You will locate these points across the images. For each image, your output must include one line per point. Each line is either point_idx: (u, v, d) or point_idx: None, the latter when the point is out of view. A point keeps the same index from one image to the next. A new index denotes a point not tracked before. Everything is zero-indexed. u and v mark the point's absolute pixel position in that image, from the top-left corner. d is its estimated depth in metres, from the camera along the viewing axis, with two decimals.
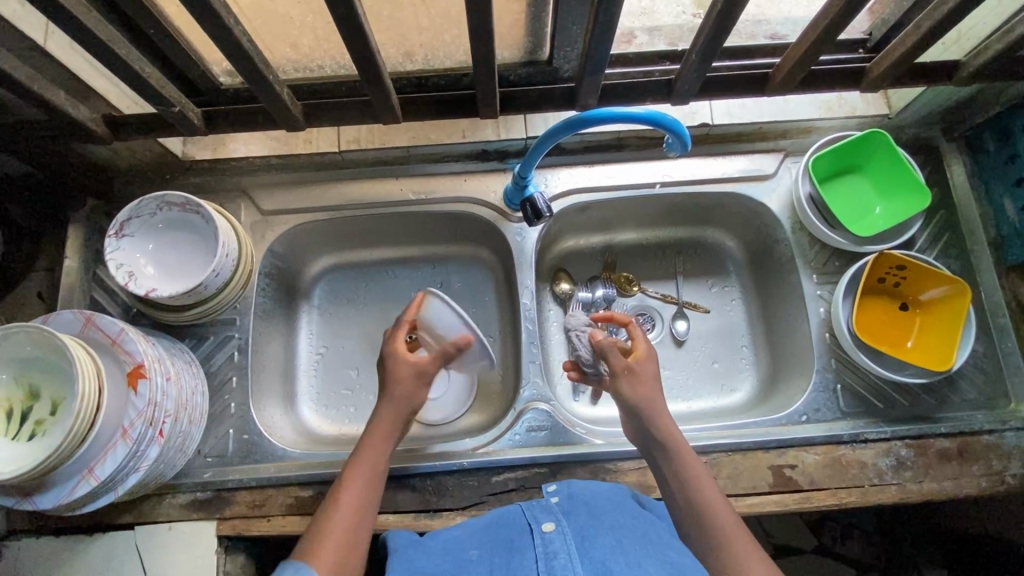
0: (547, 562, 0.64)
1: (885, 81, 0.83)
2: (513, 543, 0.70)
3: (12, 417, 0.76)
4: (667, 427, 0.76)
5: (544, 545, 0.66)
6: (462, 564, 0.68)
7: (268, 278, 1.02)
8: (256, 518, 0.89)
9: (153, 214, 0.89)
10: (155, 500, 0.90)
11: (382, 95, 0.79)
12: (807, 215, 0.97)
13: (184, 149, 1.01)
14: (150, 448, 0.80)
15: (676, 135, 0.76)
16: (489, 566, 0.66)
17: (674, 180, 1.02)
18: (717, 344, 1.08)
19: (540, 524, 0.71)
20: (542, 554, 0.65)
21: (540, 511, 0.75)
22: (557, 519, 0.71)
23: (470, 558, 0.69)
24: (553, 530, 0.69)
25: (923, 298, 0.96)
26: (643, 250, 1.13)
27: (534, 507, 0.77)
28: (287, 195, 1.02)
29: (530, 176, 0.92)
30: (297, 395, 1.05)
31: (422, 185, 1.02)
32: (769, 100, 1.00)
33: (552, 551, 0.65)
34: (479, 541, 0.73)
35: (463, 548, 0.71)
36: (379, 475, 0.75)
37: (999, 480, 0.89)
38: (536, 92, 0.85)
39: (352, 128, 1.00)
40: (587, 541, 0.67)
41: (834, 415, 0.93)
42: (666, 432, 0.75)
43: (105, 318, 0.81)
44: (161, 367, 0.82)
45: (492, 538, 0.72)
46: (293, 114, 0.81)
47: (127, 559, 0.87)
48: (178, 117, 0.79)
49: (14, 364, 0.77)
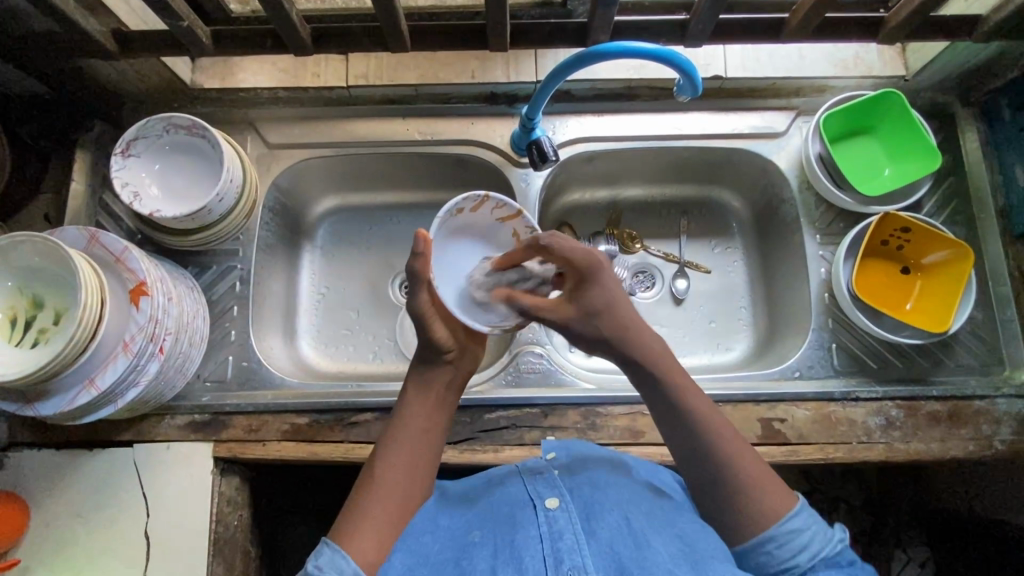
0: (554, 545, 0.59)
1: (902, 33, 0.82)
2: (516, 519, 0.64)
3: (15, 324, 0.78)
4: (658, 358, 0.71)
5: (548, 523, 0.62)
6: (466, 549, 0.61)
7: (272, 213, 1.02)
8: (252, 442, 0.91)
9: (159, 135, 0.90)
10: (154, 420, 0.91)
11: (393, 21, 0.78)
12: (815, 173, 0.97)
13: (192, 77, 0.99)
14: (150, 363, 0.81)
15: (687, 77, 0.76)
16: (495, 550, 0.60)
17: (684, 134, 1.01)
18: (715, 303, 1.08)
19: (543, 500, 0.65)
20: (548, 533, 0.61)
21: (541, 484, 0.69)
22: (561, 495, 0.66)
23: (473, 541, 0.63)
24: (557, 508, 0.64)
25: (925, 261, 0.95)
26: (648, 207, 1.13)
27: (534, 478, 0.71)
28: (293, 129, 1.01)
29: (537, 119, 0.91)
30: (297, 331, 1.06)
31: (429, 126, 1.02)
32: (786, 56, 0.99)
33: (558, 532, 0.61)
34: (480, 516, 0.67)
35: (464, 530, 0.65)
36: (427, 449, 0.70)
37: (987, 444, 0.89)
38: (548, 28, 0.84)
39: (361, 65, 1.00)
40: (594, 520, 0.62)
41: (826, 373, 0.94)
42: (662, 369, 0.70)
43: (109, 236, 0.82)
44: (163, 287, 0.83)
45: (493, 516, 0.66)
46: (302, 38, 0.81)
47: (125, 475, 0.89)
48: (188, 33, 0.79)
49: (21, 273, 0.79)
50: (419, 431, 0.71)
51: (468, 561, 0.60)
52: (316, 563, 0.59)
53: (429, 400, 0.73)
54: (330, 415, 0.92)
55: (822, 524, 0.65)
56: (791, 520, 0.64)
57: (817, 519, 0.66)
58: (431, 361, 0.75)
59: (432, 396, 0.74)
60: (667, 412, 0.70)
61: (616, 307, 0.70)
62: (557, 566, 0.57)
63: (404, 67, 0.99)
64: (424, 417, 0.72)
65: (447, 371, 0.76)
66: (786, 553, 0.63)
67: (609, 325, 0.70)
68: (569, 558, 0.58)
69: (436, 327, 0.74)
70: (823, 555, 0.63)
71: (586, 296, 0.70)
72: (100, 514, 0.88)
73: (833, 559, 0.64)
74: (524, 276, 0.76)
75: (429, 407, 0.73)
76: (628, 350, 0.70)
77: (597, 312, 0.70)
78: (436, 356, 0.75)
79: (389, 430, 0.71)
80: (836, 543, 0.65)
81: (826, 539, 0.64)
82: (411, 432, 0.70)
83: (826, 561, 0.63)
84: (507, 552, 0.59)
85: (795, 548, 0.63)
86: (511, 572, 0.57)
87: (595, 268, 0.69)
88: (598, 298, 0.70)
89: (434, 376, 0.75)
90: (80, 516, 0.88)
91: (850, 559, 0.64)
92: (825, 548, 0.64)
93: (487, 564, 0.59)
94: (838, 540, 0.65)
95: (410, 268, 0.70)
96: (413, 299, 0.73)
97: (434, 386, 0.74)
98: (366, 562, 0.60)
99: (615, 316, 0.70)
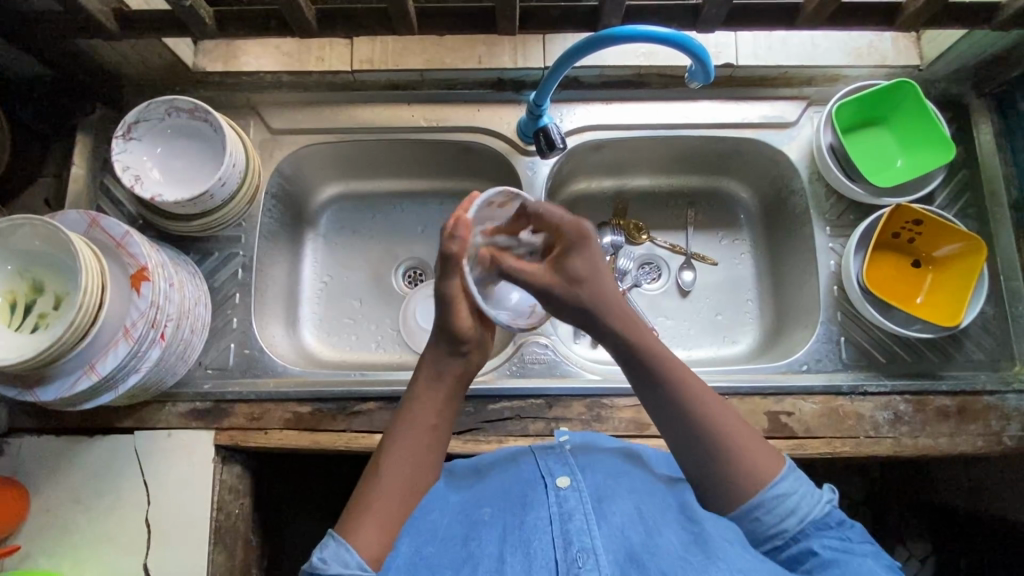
0: (563, 526, 0.59)
1: (919, 20, 0.81)
2: (527, 500, 0.63)
3: (15, 309, 0.77)
4: (644, 332, 0.69)
5: (558, 504, 0.62)
6: (476, 526, 0.62)
7: (275, 200, 1.01)
8: (254, 430, 0.90)
9: (161, 119, 0.89)
10: (155, 407, 0.91)
11: (399, 3, 0.76)
12: (827, 164, 0.95)
13: (195, 60, 0.98)
14: (152, 350, 0.80)
15: (700, 63, 0.75)
16: (503, 532, 0.60)
17: (693, 123, 0.99)
18: (722, 295, 1.07)
19: (554, 479, 0.65)
20: (558, 515, 0.61)
21: (551, 460, 0.68)
22: (572, 473, 0.65)
23: (482, 519, 0.62)
24: (568, 487, 0.63)
25: (937, 254, 0.94)
26: (655, 198, 1.11)
27: (546, 453, 0.70)
28: (297, 114, 1.00)
29: (545, 105, 0.90)
30: (299, 319, 1.05)
31: (435, 113, 1.00)
32: (799, 44, 0.97)
33: (568, 513, 0.61)
34: (490, 491, 0.67)
35: (475, 505, 0.65)
36: (433, 444, 0.67)
37: (996, 440, 0.89)
38: (557, 11, 0.82)
39: (366, 48, 0.98)
40: (605, 504, 0.62)
41: (834, 366, 0.93)
42: (652, 344, 0.69)
43: (110, 220, 0.81)
44: (165, 273, 0.82)
45: (504, 493, 0.66)
46: (307, 19, 0.79)
47: (126, 462, 0.89)
48: (190, 14, 0.77)
49: (21, 257, 0.77)
50: (427, 427, 0.67)
51: (477, 541, 0.60)
52: (321, 555, 0.58)
53: (439, 394, 0.69)
54: (333, 404, 0.91)
55: (811, 486, 0.65)
56: (777, 485, 0.64)
57: (805, 480, 0.65)
58: (444, 350, 0.70)
59: (443, 389, 0.69)
60: (661, 398, 0.67)
61: (597, 276, 0.69)
62: (567, 548, 0.58)
63: (408, 52, 0.98)
64: (433, 412, 0.68)
65: (460, 363, 0.70)
66: (775, 519, 0.63)
67: (589, 292, 0.69)
68: (579, 539, 0.58)
69: (463, 315, 0.68)
70: (812, 518, 0.63)
71: (567, 264, 0.70)
72: (100, 501, 0.87)
73: (823, 521, 0.63)
74: (516, 241, 0.74)
75: (439, 402, 0.69)
76: (610, 320, 0.69)
77: (577, 280, 0.69)
78: (453, 347, 0.70)
79: (396, 422, 0.68)
80: (824, 505, 0.64)
81: (814, 500, 0.64)
82: (418, 427, 0.67)
83: (816, 524, 0.63)
84: (516, 534, 0.60)
85: (783, 513, 0.63)
86: (519, 558, 0.57)
87: (581, 235, 0.69)
88: (580, 266, 0.69)
89: (449, 366, 0.70)
90: (80, 503, 0.87)
91: (838, 519, 0.63)
92: (813, 510, 0.63)
93: (495, 547, 0.59)
94: (826, 501, 0.64)
95: (446, 250, 0.66)
96: (442, 282, 0.68)
97: (448, 379, 0.70)
98: (371, 556, 0.59)
99: (595, 285, 0.69)
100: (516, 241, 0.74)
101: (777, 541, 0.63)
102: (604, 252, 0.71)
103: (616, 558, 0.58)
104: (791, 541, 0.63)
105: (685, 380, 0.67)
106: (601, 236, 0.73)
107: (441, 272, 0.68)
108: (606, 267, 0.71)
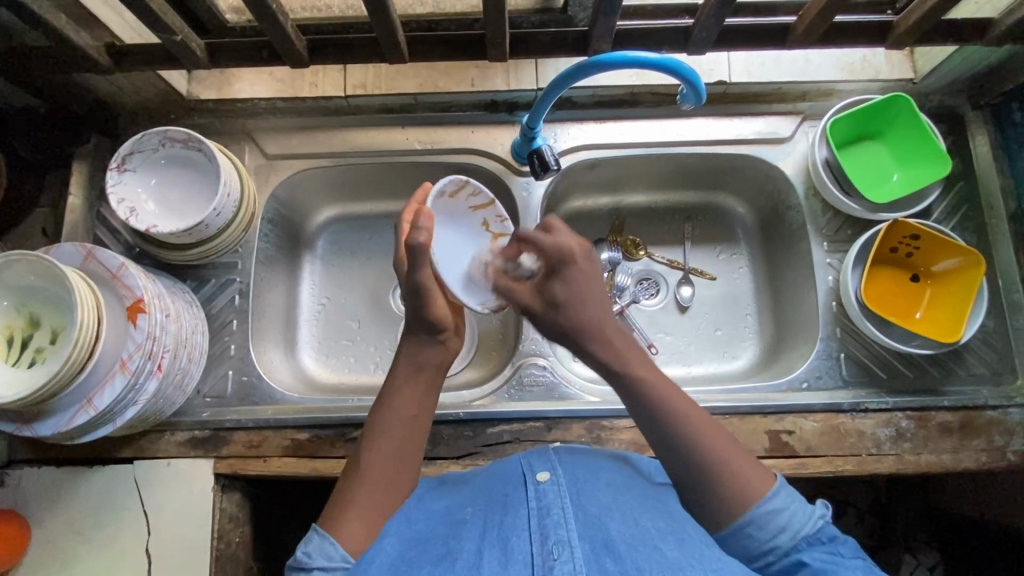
0: (541, 521, 0.58)
1: (911, 38, 0.81)
2: (508, 499, 0.62)
3: (12, 344, 0.77)
4: (629, 357, 0.67)
5: (537, 499, 0.61)
6: (457, 527, 0.60)
7: (271, 225, 1.01)
8: (253, 458, 0.90)
9: (155, 149, 0.89)
10: (154, 436, 0.91)
11: (390, 33, 0.77)
12: (822, 180, 0.95)
13: (189, 89, 0.98)
14: (149, 382, 0.80)
15: (691, 85, 0.75)
16: (483, 530, 0.59)
17: (687, 140, 0.99)
18: (722, 310, 1.06)
19: (534, 475, 0.64)
20: (537, 509, 0.59)
21: (534, 460, 0.68)
22: (552, 469, 0.65)
23: (464, 519, 0.62)
24: (547, 480, 0.63)
25: (936, 269, 0.94)
26: (651, 213, 1.11)
27: (531, 456, 0.69)
28: (292, 138, 1.00)
29: (538, 128, 0.90)
30: (298, 343, 1.05)
31: (429, 136, 1.00)
32: (792, 60, 0.97)
33: (546, 507, 0.59)
34: (471, 496, 0.66)
35: (458, 508, 0.64)
36: (414, 433, 0.67)
37: (1000, 456, 0.88)
38: (549, 36, 0.82)
39: (360, 73, 0.98)
40: (583, 497, 0.61)
41: (835, 383, 0.93)
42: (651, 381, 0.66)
43: (106, 252, 0.81)
44: (161, 304, 0.82)
45: (487, 495, 0.65)
46: (298, 49, 0.79)
47: (125, 491, 0.88)
48: (181, 47, 0.77)
49: (16, 291, 0.78)
50: (408, 418, 0.67)
51: (457, 540, 0.58)
52: (306, 550, 0.58)
53: (419, 385, 0.69)
54: (332, 430, 0.91)
55: (804, 503, 0.62)
56: (770, 500, 0.61)
57: (798, 497, 0.63)
58: (423, 341, 0.72)
59: (424, 379, 0.70)
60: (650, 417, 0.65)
61: (579, 301, 0.68)
62: (544, 542, 0.56)
63: (402, 76, 0.98)
64: (414, 403, 0.68)
65: (440, 352, 0.72)
66: (766, 535, 0.60)
67: (568, 317, 0.68)
68: (554, 533, 0.56)
69: (439, 304, 0.71)
70: (804, 534, 0.60)
71: (550, 287, 0.70)
72: (101, 532, 0.87)
73: (814, 537, 0.60)
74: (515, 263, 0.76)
75: (422, 392, 0.69)
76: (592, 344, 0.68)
77: (558, 303, 0.69)
78: (431, 335, 0.71)
79: (376, 415, 0.68)
80: (817, 520, 0.61)
81: (807, 516, 0.61)
82: (400, 419, 0.67)
83: (808, 540, 0.60)
84: (494, 533, 0.58)
85: (774, 529, 0.60)
86: (496, 553, 0.55)
87: (565, 258, 0.68)
88: (559, 290, 0.69)
89: (428, 353, 0.71)
90: (80, 534, 0.87)
91: (831, 534, 0.60)
92: (806, 526, 0.60)
93: (474, 544, 0.57)
94: (819, 516, 0.62)
95: (412, 242, 0.66)
96: (413, 271, 0.69)
97: (427, 368, 0.71)
98: (355, 550, 0.58)
99: (575, 310, 0.68)
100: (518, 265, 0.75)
101: (769, 558, 0.60)
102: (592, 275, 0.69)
103: (592, 547, 0.55)
104: (783, 557, 0.60)
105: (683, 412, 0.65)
106: (594, 257, 0.70)
107: (412, 264, 0.68)
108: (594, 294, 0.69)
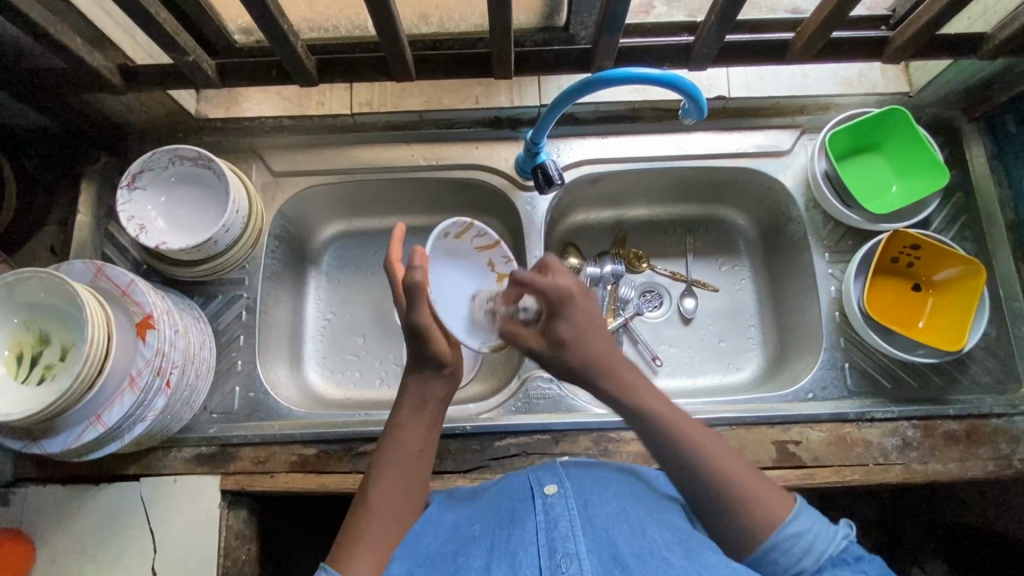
0: (549, 535, 0.58)
1: (908, 52, 0.82)
2: (516, 512, 0.62)
3: (22, 360, 0.77)
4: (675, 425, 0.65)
5: (545, 512, 0.61)
6: (466, 543, 0.60)
7: (278, 240, 1.02)
8: (259, 474, 0.90)
9: (165, 167, 0.90)
10: (160, 453, 0.90)
11: (398, 52, 0.79)
12: (822, 192, 0.96)
13: (197, 108, 1.00)
14: (157, 398, 0.80)
15: (693, 100, 0.77)
16: (492, 545, 0.58)
17: (688, 153, 1.01)
18: (725, 322, 1.07)
19: (542, 488, 0.64)
20: (544, 523, 0.59)
21: (541, 473, 0.68)
22: (559, 482, 0.65)
23: (473, 535, 0.61)
24: (555, 494, 0.63)
25: (937, 278, 0.95)
26: (653, 226, 1.12)
27: (538, 470, 0.69)
28: (298, 156, 1.01)
29: (543, 143, 0.91)
30: (303, 358, 1.05)
31: (434, 152, 1.02)
32: (790, 75, 0.99)
33: (554, 520, 0.59)
34: (482, 511, 0.66)
35: (467, 523, 0.64)
36: (417, 470, 0.66)
37: (1006, 464, 0.88)
38: (552, 55, 0.85)
39: (366, 92, 1.00)
40: (591, 510, 0.61)
41: (840, 394, 0.93)
42: (734, 490, 0.63)
43: (115, 269, 0.81)
44: (168, 320, 0.82)
45: (495, 509, 0.64)
46: (307, 68, 0.81)
47: (131, 508, 0.88)
48: (193, 67, 0.79)
49: (27, 309, 0.78)
50: (413, 453, 0.66)
51: (466, 556, 0.58)
52: None
53: (425, 420, 0.68)
54: (339, 445, 0.91)
55: (826, 523, 0.63)
56: (793, 524, 0.62)
57: (819, 517, 0.64)
58: (428, 375, 0.70)
59: (430, 413, 0.69)
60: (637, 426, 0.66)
61: (585, 340, 0.65)
62: (551, 556, 0.56)
63: (407, 94, 1.00)
64: (420, 437, 0.67)
65: (445, 385, 0.70)
66: (792, 558, 0.61)
67: (575, 354, 0.65)
68: (562, 546, 0.56)
69: (439, 343, 0.69)
70: (829, 555, 0.61)
71: (555, 327, 0.65)
72: (106, 551, 0.87)
73: (840, 557, 0.62)
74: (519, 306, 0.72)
75: (425, 427, 0.68)
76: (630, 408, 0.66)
77: (563, 344, 0.65)
78: (434, 370, 0.70)
79: (383, 444, 0.68)
80: (841, 540, 0.63)
81: (830, 537, 0.62)
82: (405, 453, 0.66)
83: (833, 560, 0.61)
84: (502, 547, 0.57)
85: (799, 552, 0.61)
86: (505, 568, 0.55)
87: (565, 301, 0.64)
88: (568, 332, 0.65)
89: (434, 384, 0.70)
90: (87, 553, 0.87)
91: (856, 553, 0.62)
92: (830, 547, 0.62)
93: (482, 560, 0.57)
94: (842, 536, 0.63)
95: (408, 282, 0.65)
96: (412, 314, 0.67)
97: (432, 403, 0.69)
98: None
99: (582, 349, 0.65)
100: (521, 307, 0.72)
101: None
102: (594, 310, 0.66)
103: (599, 559, 0.55)
104: None
105: (757, 502, 0.63)
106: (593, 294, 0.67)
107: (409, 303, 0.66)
108: (596, 326, 0.66)
